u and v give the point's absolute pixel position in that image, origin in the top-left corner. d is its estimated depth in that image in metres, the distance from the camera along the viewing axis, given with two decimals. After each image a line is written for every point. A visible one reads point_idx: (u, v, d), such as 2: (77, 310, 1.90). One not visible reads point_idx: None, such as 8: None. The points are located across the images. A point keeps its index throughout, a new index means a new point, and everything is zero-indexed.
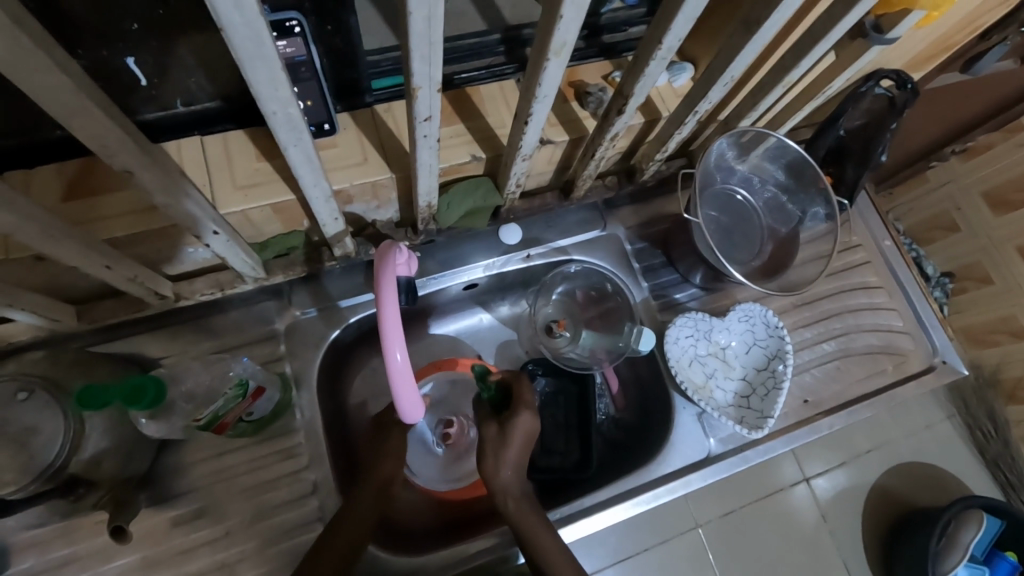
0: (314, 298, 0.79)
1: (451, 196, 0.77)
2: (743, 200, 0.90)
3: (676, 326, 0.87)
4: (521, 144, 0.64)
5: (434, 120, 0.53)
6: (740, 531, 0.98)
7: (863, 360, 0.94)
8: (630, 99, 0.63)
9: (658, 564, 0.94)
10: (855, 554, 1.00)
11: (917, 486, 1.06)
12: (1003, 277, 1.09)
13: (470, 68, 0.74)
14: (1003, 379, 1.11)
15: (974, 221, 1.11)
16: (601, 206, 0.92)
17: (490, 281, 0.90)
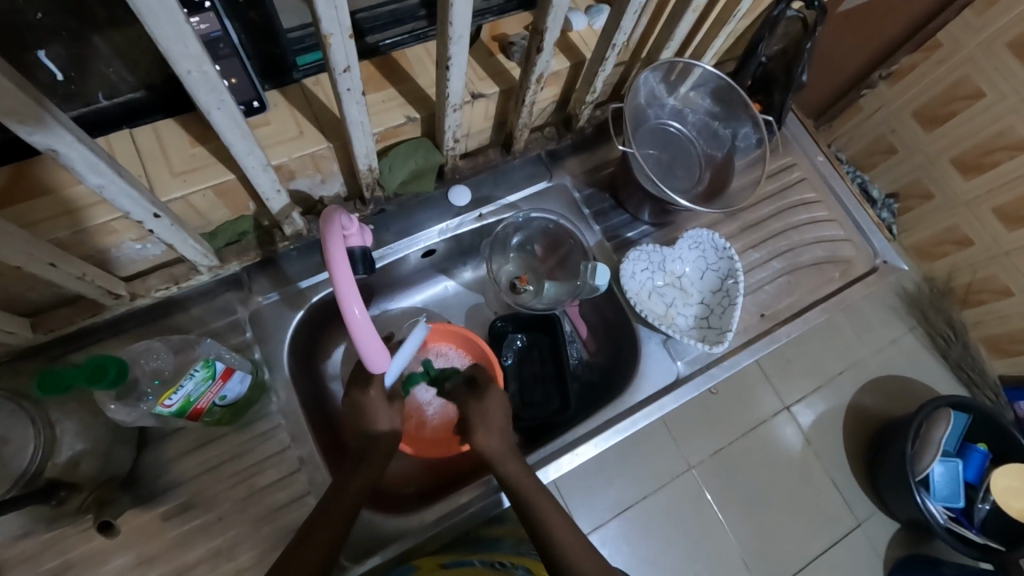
0: (273, 283, 0.80)
1: (392, 158, 0.79)
2: (677, 132, 0.92)
3: (630, 260, 0.91)
4: (448, 93, 0.66)
5: (354, 70, 0.54)
6: (731, 465, 1.02)
7: (813, 271, 0.99)
8: (545, 35, 0.65)
9: (659, 508, 0.98)
10: (840, 470, 1.06)
11: (890, 397, 1.12)
12: (941, 187, 1.16)
13: (393, 34, 0.74)
14: (955, 285, 1.19)
15: (908, 139, 1.18)
16: (546, 158, 0.95)
17: (447, 246, 0.93)
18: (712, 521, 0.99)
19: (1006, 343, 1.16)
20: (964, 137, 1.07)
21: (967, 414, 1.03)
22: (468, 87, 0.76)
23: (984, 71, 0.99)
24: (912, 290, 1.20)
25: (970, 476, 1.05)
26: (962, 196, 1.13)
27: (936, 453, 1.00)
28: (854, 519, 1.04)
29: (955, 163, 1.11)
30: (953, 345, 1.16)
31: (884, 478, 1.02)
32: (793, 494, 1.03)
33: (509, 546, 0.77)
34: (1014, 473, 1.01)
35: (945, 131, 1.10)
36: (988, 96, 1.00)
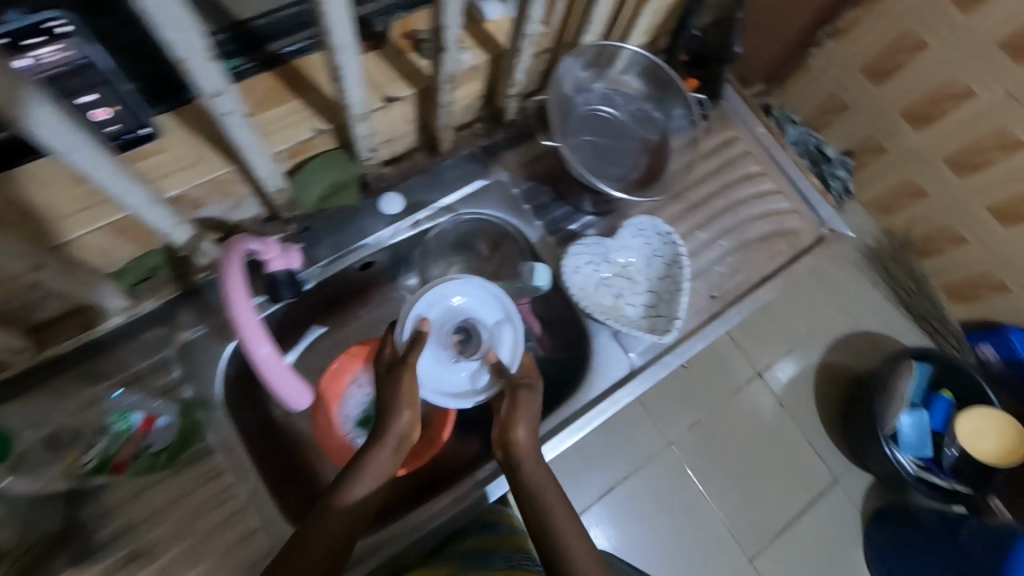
0: (196, 315, 0.76)
1: (303, 176, 0.74)
2: (610, 117, 0.88)
3: (572, 255, 0.88)
4: (349, 103, 0.62)
5: (228, 92, 0.50)
6: (708, 436, 1.17)
7: (761, 246, 0.98)
8: (447, 30, 0.61)
9: (642, 486, 1.11)
10: (813, 430, 1.21)
11: (852, 353, 1.27)
12: (893, 141, 1.23)
13: (294, 41, 0.69)
14: (914, 235, 1.32)
15: (857, 94, 1.23)
16: (480, 155, 0.91)
17: (385, 257, 0.89)
18: (693, 494, 1.13)
19: (963, 290, 1.28)
20: (909, 88, 1.13)
21: (928, 364, 1.17)
22: (380, 91, 0.72)
23: (928, 22, 1.04)
24: (873, 245, 1.35)
25: (939, 424, 1.16)
26: (916, 149, 1.20)
27: (903, 402, 1.12)
28: (830, 477, 1.19)
29: (905, 115, 1.17)
30: (914, 298, 1.33)
31: (858, 434, 1.14)
32: (770, 457, 1.18)
33: (501, 558, 0.72)
34: (975, 416, 1.14)
35: (893, 84, 1.15)
36: (929, 45, 1.06)
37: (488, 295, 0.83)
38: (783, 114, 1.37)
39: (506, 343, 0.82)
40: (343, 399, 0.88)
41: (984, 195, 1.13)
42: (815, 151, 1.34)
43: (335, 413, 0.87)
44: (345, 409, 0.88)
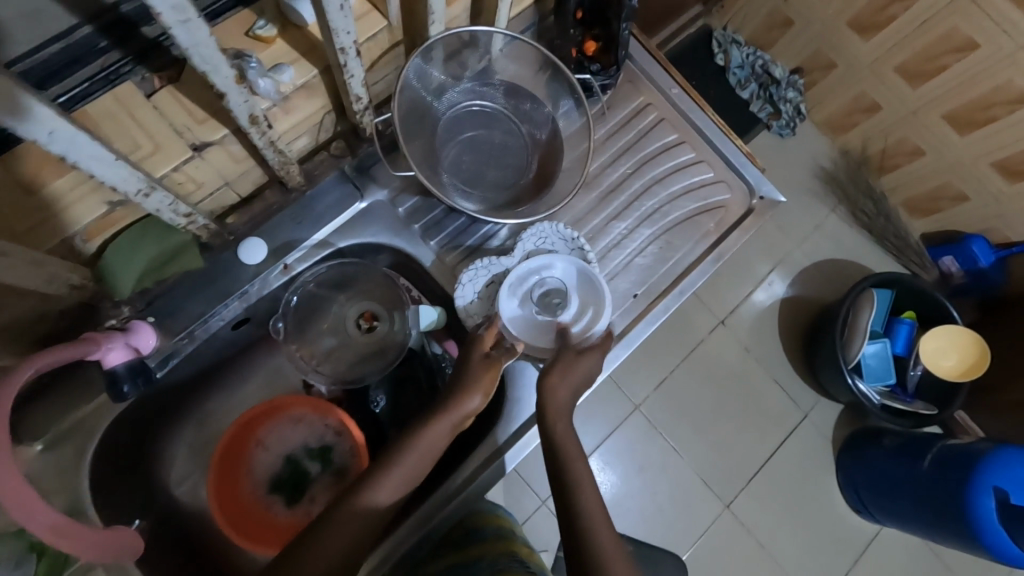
0: (32, 428, 0.66)
1: (109, 260, 0.62)
2: (487, 111, 0.78)
3: (466, 280, 0.76)
4: (109, 185, 0.49)
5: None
6: (674, 392, 1.19)
7: (684, 227, 0.88)
8: (209, 75, 0.47)
9: (619, 449, 1.15)
10: (780, 367, 1.23)
11: (823, 281, 1.26)
12: (841, 53, 1.17)
13: (68, 86, 0.57)
14: (871, 152, 1.27)
15: (801, 7, 1.17)
16: (351, 174, 0.78)
17: (262, 311, 0.78)
18: (666, 452, 1.16)
19: (922, 204, 1.24)
20: None
21: (890, 289, 1.12)
22: (186, 137, 0.59)
23: None
24: (828, 167, 1.32)
25: (900, 348, 1.13)
26: (864, 60, 1.14)
27: (863, 337, 1.07)
28: (800, 412, 1.21)
29: (851, 26, 1.12)
30: (875, 219, 1.29)
31: (821, 367, 1.13)
32: (737, 403, 1.20)
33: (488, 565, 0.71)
34: (939, 334, 1.10)
35: None
36: None
37: (581, 275, 0.77)
38: (724, 36, 1.31)
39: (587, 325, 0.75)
40: (250, 468, 0.82)
41: (939, 103, 1.07)
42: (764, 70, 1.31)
43: (242, 484, 0.81)
44: (255, 477, 0.82)
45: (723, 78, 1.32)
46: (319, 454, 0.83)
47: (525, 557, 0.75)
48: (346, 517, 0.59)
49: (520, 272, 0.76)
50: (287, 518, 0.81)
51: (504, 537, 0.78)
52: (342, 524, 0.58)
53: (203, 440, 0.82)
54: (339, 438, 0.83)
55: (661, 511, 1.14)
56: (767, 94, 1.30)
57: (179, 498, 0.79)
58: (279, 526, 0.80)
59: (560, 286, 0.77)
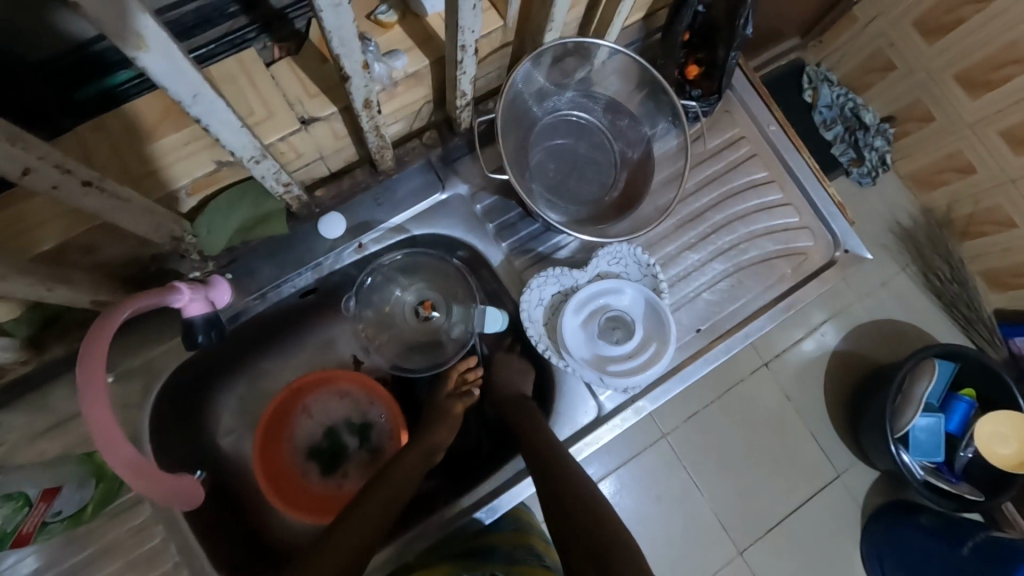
0: (111, 359, 0.70)
1: (207, 217, 0.65)
2: (585, 123, 0.78)
3: (535, 286, 0.76)
4: (228, 148, 0.51)
5: (43, 165, 0.41)
6: (705, 428, 1.10)
7: (759, 269, 0.85)
8: (341, 58, 0.48)
9: (635, 477, 1.07)
10: (821, 422, 1.12)
11: (880, 341, 1.15)
12: (941, 108, 1.06)
13: (194, 47, 0.60)
14: (955, 216, 1.15)
15: (907, 52, 1.06)
16: (436, 165, 0.79)
17: (329, 284, 0.80)
18: (687, 487, 1.08)
19: (1003, 276, 1.12)
20: (972, 48, 0.95)
21: (955, 363, 1.01)
22: (296, 110, 0.60)
23: None
24: (904, 223, 1.20)
25: (954, 427, 1.03)
26: (967, 119, 1.03)
27: (916, 408, 0.99)
28: (833, 471, 1.11)
29: (958, 80, 1.00)
30: (948, 285, 1.17)
31: (866, 430, 1.03)
32: (767, 450, 1.10)
33: (502, 556, 0.71)
34: (1001, 418, 0.99)
35: (950, 42, 0.98)
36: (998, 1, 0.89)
37: (649, 306, 0.75)
38: (816, 73, 1.20)
39: (636, 365, 0.74)
40: (293, 433, 0.85)
41: None
42: (851, 113, 1.19)
43: (283, 447, 0.84)
44: (296, 443, 0.85)
45: (807, 116, 1.22)
46: (358, 432, 0.86)
47: (541, 552, 0.75)
48: (412, 457, 0.71)
49: (588, 292, 0.75)
50: (319, 488, 0.84)
51: (522, 529, 0.78)
52: (409, 461, 0.71)
53: (252, 394, 0.84)
54: (379, 419, 0.86)
55: (670, 548, 1.05)
56: (852, 139, 1.19)
57: (223, 447, 0.82)
58: (310, 493, 0.83)
59: (622, 316, 0.76)
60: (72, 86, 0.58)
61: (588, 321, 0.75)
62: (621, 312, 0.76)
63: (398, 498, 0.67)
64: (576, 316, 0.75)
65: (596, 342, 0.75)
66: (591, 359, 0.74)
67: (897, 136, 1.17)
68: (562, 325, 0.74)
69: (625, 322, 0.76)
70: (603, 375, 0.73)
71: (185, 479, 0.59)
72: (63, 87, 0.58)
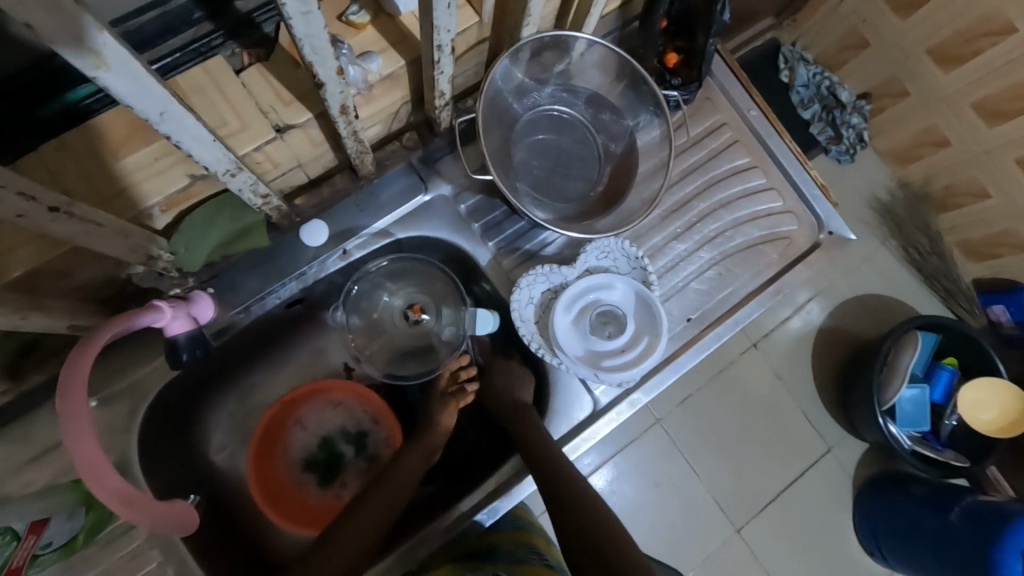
0: (93, 384, 0.68)
1: (183, 233, 0.63)
2: (567, 117, 0.77)
3: (524, 285, 0.75)
4: (203, 164, 0.50)
5: (5, 195, 0.39)
6: (697, 410, 1.11)
7: (747, 255, 0.85)
8: (314, 66, 0.47)
9: (631, 463, 1.08)
10: (810, 398, 1.14)
11: (868, 316, 1.16)
12: (916, 83, 1.07)
13: (157, 58, 0.58)
14: (932, 188, 1.17)
15: (880, 29, 1.06)
16: (418, 166, 0.78)
17: (316, 292, 0.78)
18: (682, 471, 1.09)
19: (981, 247, 1.13)
20: (943, 22, 0.96)
21: (936, 333, 1.03)
22: (271, 118, 0.58)
23: None
24: (883, 198, 1.21)
25: (937, 395, 1.05)
26: (940, 93, 1.03)
27: (903, 380, 1.00)
28: (824, 446, 1.12)
29: (932, 54, 1.01)
30: (927, 258, 1.19)
31: (854, 407, 1.05)
32: (759, 429, 1.11)
33: (507, 556, 0.72)
34: (982, 385, 1.01)
35: (922, 16, 0.98)
36: None
37: (639, 299, 0.75)
38: (792, 52, 1.20)
39: (629, 357, 0.74)
40: (287, 447, 0.84)
41: (1011, 146, 0.97)
42: (828, 92, 1.19)
43: (278, 461, 0.83)
44: (291, 455, 0.84)
45: (785, 96, 1.21)
46: (354, 441, 0.85)
47: (543, 550, 0.75)
48: (410, 460, 0.72)
49: (578, 288, 0.75)
50: (318, 499, 0.83)
51: (523, 528, 0.78)
52: (409, 464, 0.71)
53: (243, 408, 0.83)
54: (375, 426, 0.85)
55: (668, 531, 1.06)
56: (829, 117, 1.19)
57: (217, 464, 0.81)
58: (308, 507, 0.82)
59: (614, 309, 0.76)
60: (34, 105, 0.56)
61: (579, 316, 0.75)
62: (612, 305, 0.76)
63: (396, 503, 0.68)
64: (567, 312, 0.75)
65: (588, 337, 0.75)
66: (584, 355, 0.74)
67: (874, 112, 1.18)
68: (552, 322, 0.74)
69: (618, 314, 0.76)
70: (596, 370, 0.73)
71: (178, 505, 0.58)
72: (28, 105, 0.55)
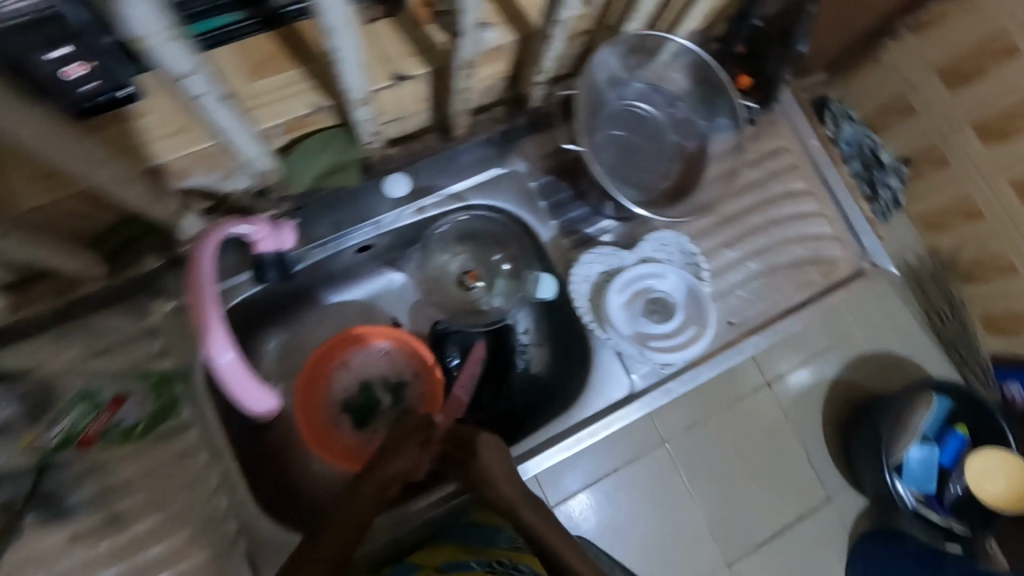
0: (176, 287, 0.73)
1: (297, 155, 0.69)
2: (647, 114, 0.84)
3: (583, 263, 0.81)
4: (345, 87, 0.56)
5: (199, 74, 0.46)
6: (711, 440, 0.86)
7: (791, 272, 0.89)
8: (463, 14, 0.53)
9: (622, 486, 0.83)
10: (822, 455, 0.89)
11: (875, 372, 0.94)
12: (955, 151, 0.98)
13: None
14: (960, 260, 1.02)
15: (929, 98, 0.99)
16: (497, 140, 0.83)
17: (386, 241, 0.83)
18: (677, 498, 0.84)
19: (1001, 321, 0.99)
20: (989, 100, 0.90)
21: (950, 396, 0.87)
22: (391, 67, 0.64)
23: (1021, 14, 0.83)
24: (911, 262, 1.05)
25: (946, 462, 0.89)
26: (981, 163, 0.95)
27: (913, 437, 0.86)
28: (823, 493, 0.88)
29: (976, 127, 0.94)
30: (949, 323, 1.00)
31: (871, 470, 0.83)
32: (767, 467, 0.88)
33: (507, 539, 0.69)
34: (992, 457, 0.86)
35: (974, 91, 0.92)
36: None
37: (690, 292, 0.81)
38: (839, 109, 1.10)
39: (672, 344, 0.81)
40: (331, 386, 0.87)
41: None
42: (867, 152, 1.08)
43: (321, 398, 0.86)
44: (332, 395, 0.87)
45: None
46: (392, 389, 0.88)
47: None
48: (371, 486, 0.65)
49: (635, 273, 0.80)
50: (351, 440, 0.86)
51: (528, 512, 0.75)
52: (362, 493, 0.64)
53: (295, 342, 0.86)
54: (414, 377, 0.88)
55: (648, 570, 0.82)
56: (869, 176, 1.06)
57: None
58: (343, 445, 0.85)
59: (665, 299, 0.81)
60: None
61: (633, 300, 0.81)
62: (664, 293, 0.81)
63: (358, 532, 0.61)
64: (623, 295, 0.80)
65: (637, 320, 0.80)
66: (632, 336, 0.80)
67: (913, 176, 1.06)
68: (608, 304, 0.79)
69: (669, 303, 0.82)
70: (641, 350, 0.79)
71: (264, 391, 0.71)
72: None
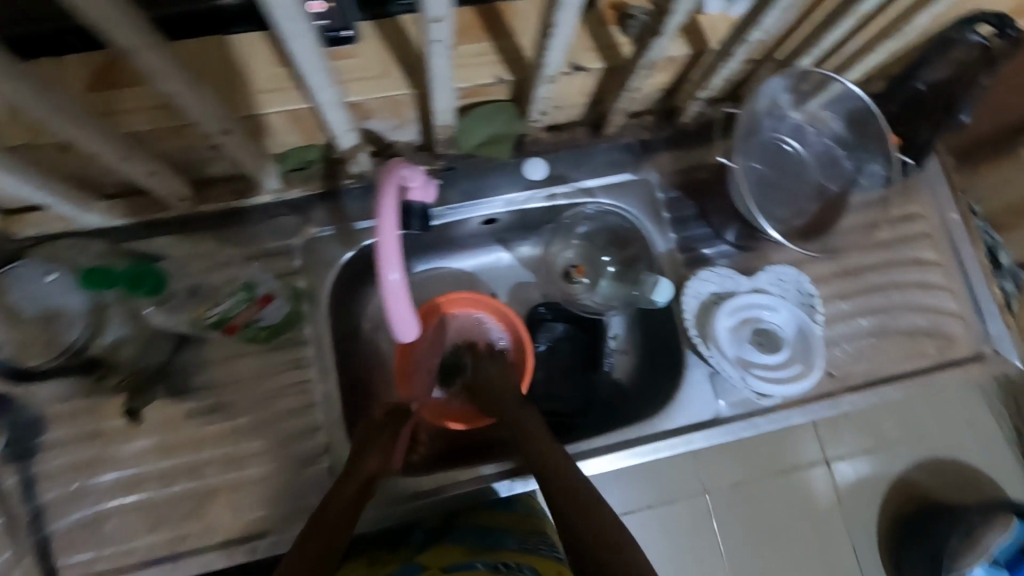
0: (325, 215, 0.80)
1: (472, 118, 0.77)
2: (793, 151, 0.87)
3: (698, 279, 0.83)
4: (546, 62, 0.62)
5: (446, 21, 0.52)
6: (756, 500, 1.06)
7: (904, 340, 0.86)
8: (670, 16, 0.59)
9: (658, 523, 1.04)
10: (864, 535, 1.07)
11: (946, 480, 1.10)
12: None
13: None
14: None
15: None
16: (636, 148, 0.87)
17: (511, 218, 0.87)
18: (711, 547, 1.04)
19: None
20: None
21: None
22: (573, 56, 0.70)
23: None
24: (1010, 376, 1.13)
25: None
26: None
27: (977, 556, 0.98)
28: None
29: None
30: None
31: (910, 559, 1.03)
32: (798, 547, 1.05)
33: (516, 541, 0.70)
34: None
35: None
36: None
37: (800, 331, 0.82)
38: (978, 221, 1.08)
39: (776, 376, 0.80)
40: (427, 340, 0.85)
41: None
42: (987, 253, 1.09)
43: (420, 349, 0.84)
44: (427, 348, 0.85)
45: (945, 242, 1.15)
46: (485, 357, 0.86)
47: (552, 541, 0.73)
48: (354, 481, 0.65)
49: (747, 300, 0.81)
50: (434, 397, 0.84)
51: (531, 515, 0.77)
52: (342, 491, 0.64)
53: None
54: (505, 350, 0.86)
55: None
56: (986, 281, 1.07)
57: None
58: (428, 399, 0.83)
59: (773, 331, 0.82)
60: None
61: (741, 325, 0.81)
62: (773, 325, 0.82)
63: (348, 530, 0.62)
64: (732, 317, 0.81)
65: (743, 345, 0.81)
66: (737, 358, 0.79)
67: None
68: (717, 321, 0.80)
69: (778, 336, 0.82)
70: (745, 374, 0.78)
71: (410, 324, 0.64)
72: None
